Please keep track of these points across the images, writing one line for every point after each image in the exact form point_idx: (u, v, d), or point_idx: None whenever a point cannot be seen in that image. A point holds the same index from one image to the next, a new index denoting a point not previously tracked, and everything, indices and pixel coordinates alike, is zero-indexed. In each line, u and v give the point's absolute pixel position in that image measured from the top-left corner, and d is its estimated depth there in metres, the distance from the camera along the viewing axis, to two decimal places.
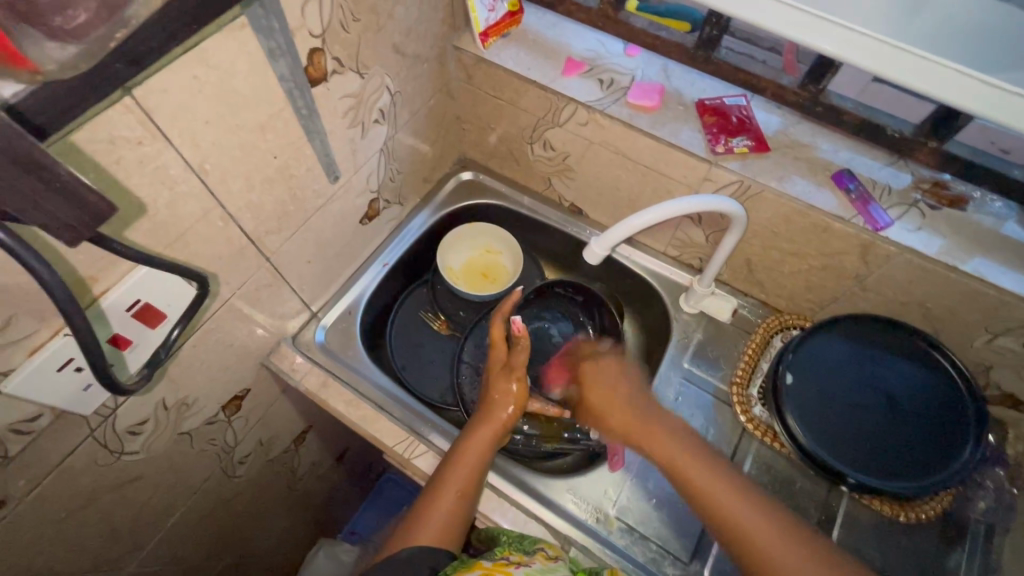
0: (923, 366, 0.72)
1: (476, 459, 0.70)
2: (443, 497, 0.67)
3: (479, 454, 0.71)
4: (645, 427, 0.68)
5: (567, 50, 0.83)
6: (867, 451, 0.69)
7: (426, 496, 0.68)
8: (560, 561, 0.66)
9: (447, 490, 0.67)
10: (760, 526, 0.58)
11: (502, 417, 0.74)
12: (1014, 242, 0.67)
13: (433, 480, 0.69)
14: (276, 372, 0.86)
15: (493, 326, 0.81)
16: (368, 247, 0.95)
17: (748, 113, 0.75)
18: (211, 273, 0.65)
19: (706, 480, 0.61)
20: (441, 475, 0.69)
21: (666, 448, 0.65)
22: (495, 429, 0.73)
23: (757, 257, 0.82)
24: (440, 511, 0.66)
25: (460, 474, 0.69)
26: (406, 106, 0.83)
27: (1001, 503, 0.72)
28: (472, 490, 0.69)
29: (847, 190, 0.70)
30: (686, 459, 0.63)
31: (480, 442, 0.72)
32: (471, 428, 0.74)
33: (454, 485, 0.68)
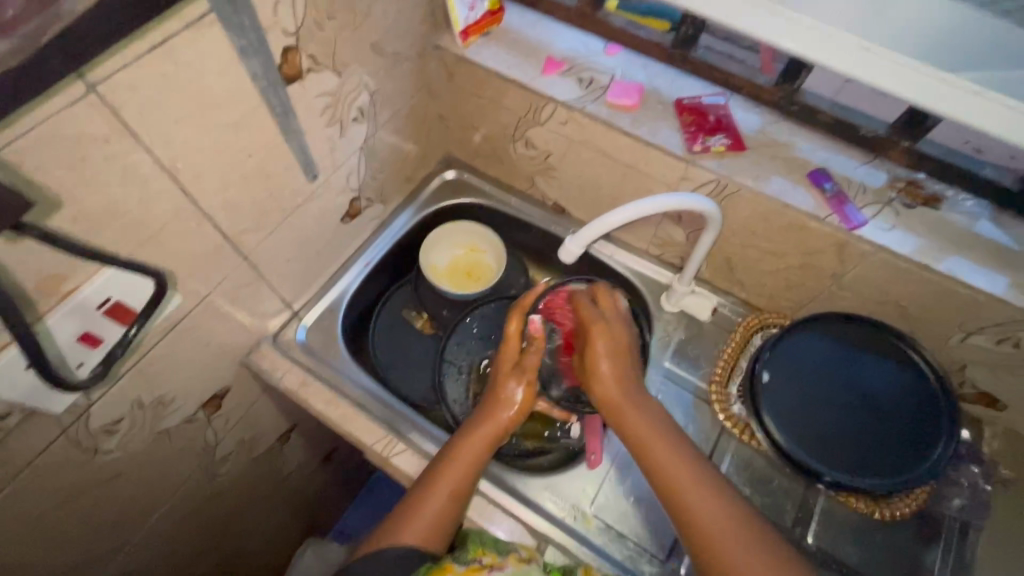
0: (900, 364, 0.73)
1: (472, 457, 0.69)
2: (435, 493, 0.66)
3: (476, 453, 0.69)
4: (634, 413, 0.66)
5: (547, 49, 0.83)
6: (842, 449, 0.70)
7: (417, 490, 0.67)
8: (533, 564, 0.67)
9: (439, 486, 0.67)
10: (729, 526, 0.58)
11: (503, 419, 0.71)
12: (988, 242, 0.67)
13: (425, 474, 0.68)
14: (256, 371, 0.86)
15: (510, 321, 0.75)
16: (350, 246, 0.95)
17: (725, 112, 0.75)
18: (172, 278, 0.63)
19: (681, 475, 0.62)
20: (433, 471, 0.68)
21: (649, 437, 0.64)
22: (495, 430, 0.71)
23: (736, 256, 0.82)
24: (430, 508, 0.65)
25: (454, 470, 0.68)
26: (387, 104, 0.83)
27: (976, 500, 0.73)
28: (464, 488, 0.68)
29: (823, 189, 0.70)
30: (666, 452, 0.63)
31: (477, 441, 0.69)
32: (470, 426, 0.71)
33: (449, 483, 0.67)
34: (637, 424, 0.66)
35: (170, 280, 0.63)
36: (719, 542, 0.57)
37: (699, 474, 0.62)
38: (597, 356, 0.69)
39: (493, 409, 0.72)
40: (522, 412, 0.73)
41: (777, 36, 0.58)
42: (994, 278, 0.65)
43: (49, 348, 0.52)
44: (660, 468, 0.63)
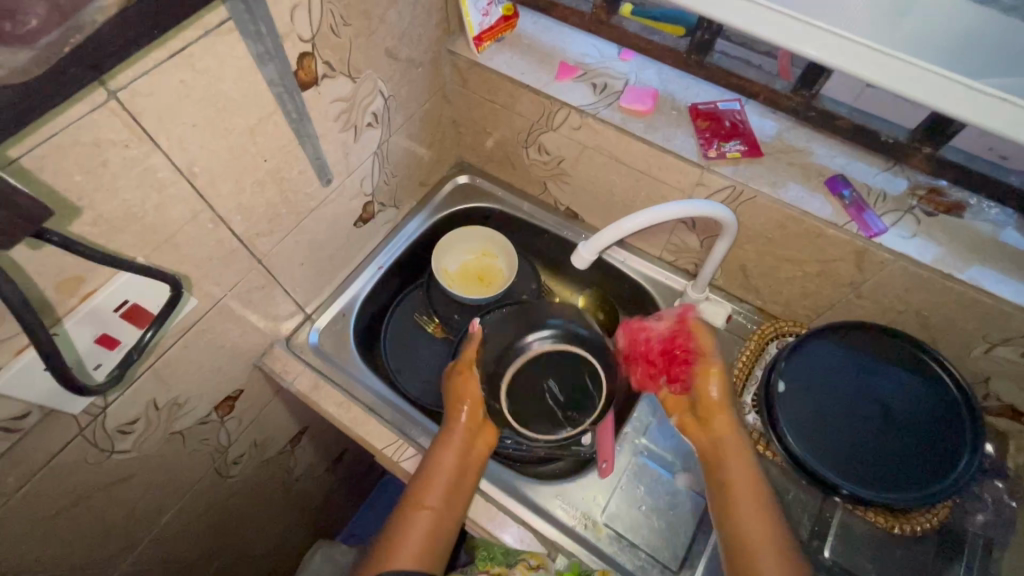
0: (921, 374, 0.71)
1: (440, 494, 0.68)
2: (409, 533, 0.65)
3: (444, 484, 0.68)
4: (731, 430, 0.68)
5: (561, 55, 0.83)
6: (860, 462, 0.68)
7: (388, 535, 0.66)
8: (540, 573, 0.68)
9: (412, 528, 0.65)
10: (767, 539, 0.61)
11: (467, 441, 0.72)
12: (1015, 251, 0.65)
13: (399, 514, 0.67)
14: (269, 373, 0.86)
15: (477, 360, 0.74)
16: (362, 250, 0.95)
17: (741, 118, 0.74)
18: (183, 275, 0.63)
19: (744, 488, 0.64)
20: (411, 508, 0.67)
21: (729, 452, 0.67)
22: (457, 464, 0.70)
23: (752, 263, 0.81)
24: (416, 536, 0.64)
25: (425, 503, 0.67)
26: (401, 110, 0.84)
27: (1001, 517, 0.71)
28: (444, 514, 0.67)
29: (841, 196, 0.69)
30: (741, 468, 0.65)
31: (444, 472, 0.69)
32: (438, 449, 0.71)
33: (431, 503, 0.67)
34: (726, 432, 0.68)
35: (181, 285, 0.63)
36: (752, 548, 0.60)
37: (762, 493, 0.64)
38: (709, 387, 0.70)
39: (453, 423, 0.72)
40: (473, 422, 0.73)
41: (796, 42, 0.57)
42: (1019, 287, 0.63)
43: (68, 350, 0.53)
44: (733, 479, 0.65)
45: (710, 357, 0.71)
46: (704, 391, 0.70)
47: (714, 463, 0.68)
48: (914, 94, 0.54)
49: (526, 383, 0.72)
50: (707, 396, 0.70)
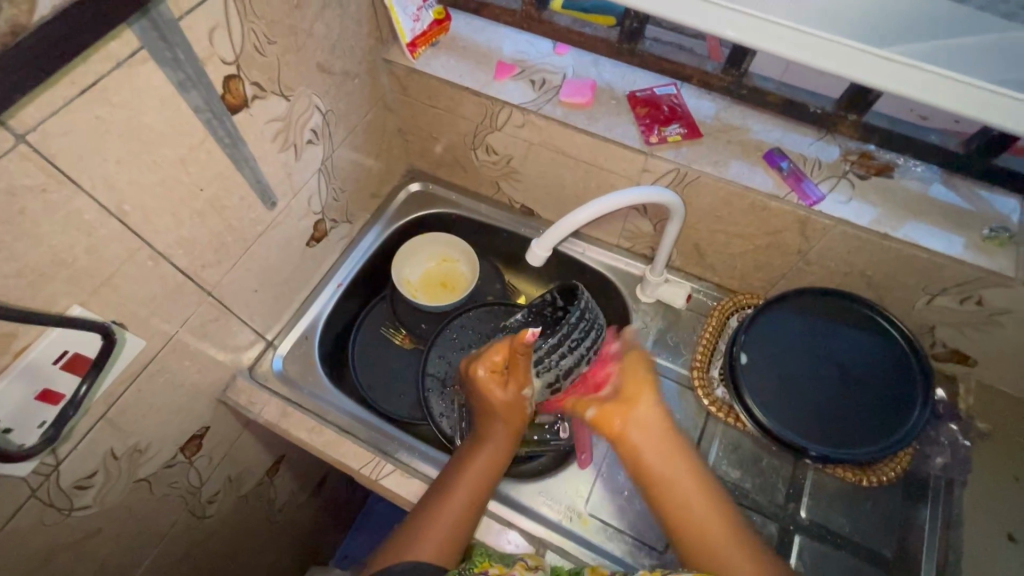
0: (870, 332, 0.74)
1: (469, 487, 0.65)
2: (437, 523, 0.62)
3: (480, 479, 0.66)
4: (663, 447, 0.60)
5: (496, 54, 0.83)
6: (822, 422, 0.71)
7: (414, 524, 0.62)
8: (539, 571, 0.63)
9: (439, 516, 0.62)
10: (737, 551, 0.55)
11: (508, 437, 0.68)
12: (944, 205, 0.68)
13: (428, 499, 0.65)
14: (234, 407, 0.84)
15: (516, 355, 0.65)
16: (319, 269, 0.94)
17: (678, 101, 0.76)
18: (122, 323, 0.60)
19: (695, 503, 0.58)
20: (441, 490, 0.65)
21: (678, 467, 0.60)
22: (494, 462, 0.67)
23: (704, 241, 0.83)
24: (443, 526, 0.62)
25: (457, 496, 0.64)
26: (341, 123, 0.82)
27: (959, 457, 0.75)
28: (477, 506, 0.65)
29: (780, 168, 0.71)
30: (684, 483, 0.59)
31: (475, 468, 0.66)
32: (477, 442, 0.68)
33: (462, 491, 0.64)
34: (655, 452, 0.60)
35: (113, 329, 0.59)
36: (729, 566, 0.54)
37: (725, 507, 0.58)
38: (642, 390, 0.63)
39: (494, 421, 0.68)
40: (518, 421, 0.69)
41: (715, 24, 0.58)
42: (951, 240, 0.66)
43: (8, 409, 0.51)
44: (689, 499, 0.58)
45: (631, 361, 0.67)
46: (638, 406, 0.62)
47: (651, 482, 0.60)
48: (827, 68, 0.57)
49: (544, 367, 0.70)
50: (647, 417, 0.62)
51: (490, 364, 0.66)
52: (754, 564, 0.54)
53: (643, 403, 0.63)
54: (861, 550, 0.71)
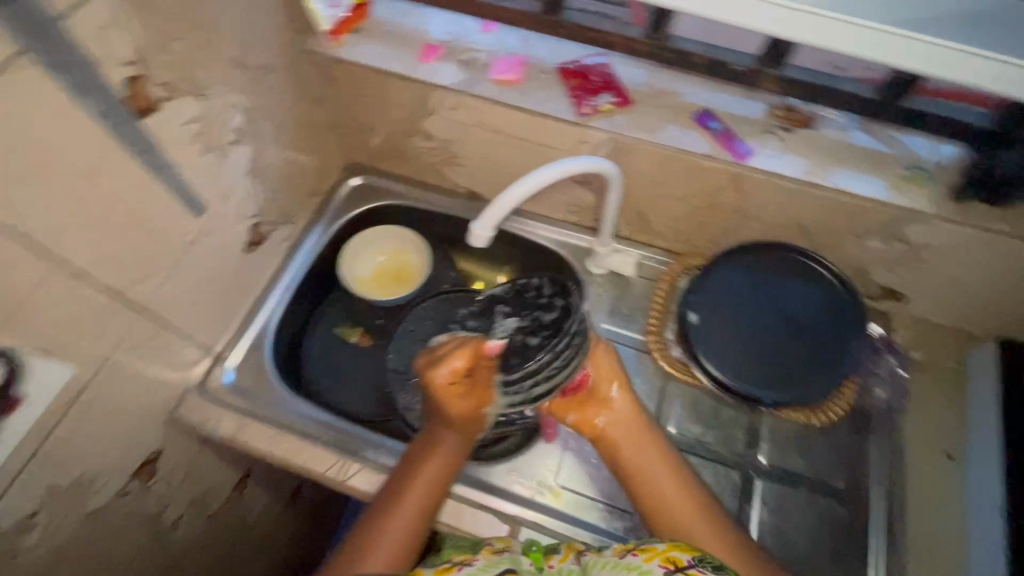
0: (809, 278, 0.77)
1: (408, 512, 0.63)
2: (387, 529, 0.61)
3: (420, 501, 0.64)
4: (638, 437, 0.68)
5: (421, 36, 0.81)
6: (772, 370, 0.74)
7: (363, 533, 0.61)
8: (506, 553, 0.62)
9: (375, 546, 0.60)
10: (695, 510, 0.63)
11: (451, 457, 0.66)
12: (863, 150, 0.71)
13: (363, 526, 0.62)
14: (187, 426, 0.80)
15: (474, 361, 0.62)
16: (263, 274, 0.90)
17: (607, 71, 0.76)
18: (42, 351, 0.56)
19: (669, 484, 0.65)
20: (377, 516, 0.62)
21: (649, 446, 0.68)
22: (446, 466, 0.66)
23: (647, 208, 0.84)
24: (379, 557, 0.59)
25: (409, 502, 0.63)
26: (266, 120, 0.79)
27: (898, 388, 0.79)
28: (429, 511, 0.64)
29: (710, 129, 0.72)
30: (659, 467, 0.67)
31: (430, 471, 0.65)
32: (415, 462, 0.66)
33: (401, 516, 0.62)
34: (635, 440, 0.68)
35: (17, 359, 0.53)
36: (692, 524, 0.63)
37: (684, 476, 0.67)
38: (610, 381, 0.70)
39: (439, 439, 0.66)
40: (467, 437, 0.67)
41: None
42: (873, 183, 0.69)
43: None
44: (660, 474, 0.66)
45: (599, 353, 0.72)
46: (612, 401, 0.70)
47: (628, 470, 0.68)
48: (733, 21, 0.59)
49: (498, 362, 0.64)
50: (626, 411, 0.69)
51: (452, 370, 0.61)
52: (707, 522, 0.63)
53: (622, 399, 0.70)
54: (817, 486, 0.75)
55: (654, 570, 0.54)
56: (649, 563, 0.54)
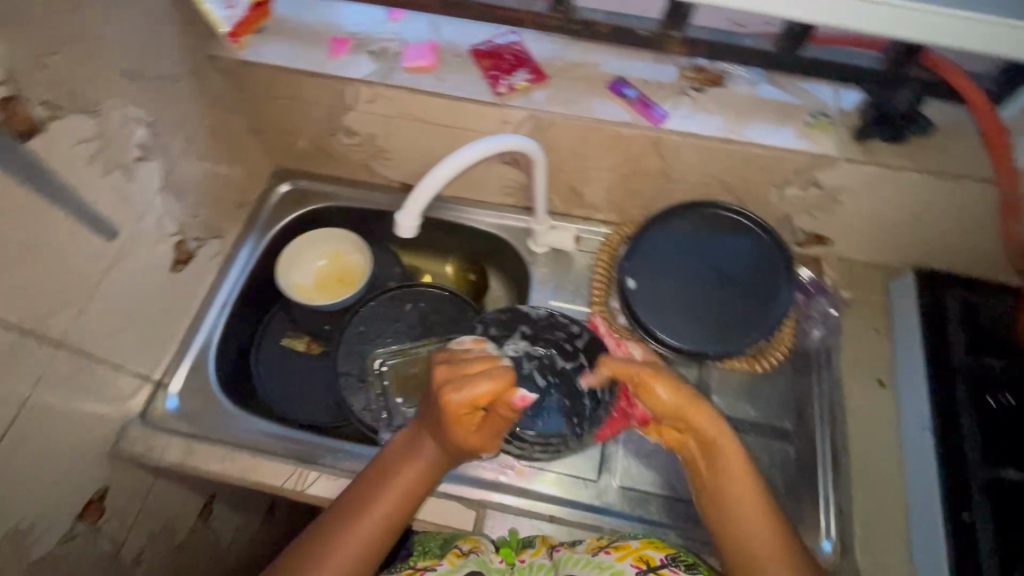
0: (736, 232, 0.79)
1: (385, 508, 0.62)
2: (355, 532, 0.60)
3: (398, 499, 0.63)
4: (717, 457, 0.61)
5: (328, 30, 0.79)
6: (712, 324, 0.76)
7: (330, 531, 0.60)
8: (471, 554, 0.65)
9: (346, 539, 0.59)
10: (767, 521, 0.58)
11: (438, 466, 0.66)
12: (772, 102, 0.73)
13: (336, 517, 0.61)
14: (133, 459, 0.77)
15: (503, 394, 0.61)
16: (197, 293, 0.87)
17: (520, 48, 0.76)
18: None
19: (744, 511, 0.58)
20: (351, 508, 0.62)
21: (727, 455, 0.61)
22: (423, 479, 0.65)
23: (578, 182, 0.85)
24: (347, 549, 0.59)
25: (382, 508, 0.62)
26: (174, 132, 0.75)
27: (830, 326, 0.83)
28: (398, 524, 0.63)
29: (625, 97, 0.73)
30: (737, 492, 0.59)
31: (412, 474, 0.65)
32: (399, 462, 0.65)
33: (376, 512, 0.61)
34: (713, 459, 0.61)
35: None
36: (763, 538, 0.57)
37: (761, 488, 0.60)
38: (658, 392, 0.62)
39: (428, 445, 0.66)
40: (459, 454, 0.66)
41: None
42: (783, 133, 0.71)
43: None
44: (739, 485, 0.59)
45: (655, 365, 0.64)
46: (687, 412, 0.62)
47: (705, 488, 0.62)
48: None
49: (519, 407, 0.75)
50: (704, 424, 0.61)
51: (474, 397, 0.60)
52: (777, 536, 0.57)
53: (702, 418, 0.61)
54: (765, 429, 0.78)
55: (625, 569, 0.59)
56: (622, 563, 0.60)
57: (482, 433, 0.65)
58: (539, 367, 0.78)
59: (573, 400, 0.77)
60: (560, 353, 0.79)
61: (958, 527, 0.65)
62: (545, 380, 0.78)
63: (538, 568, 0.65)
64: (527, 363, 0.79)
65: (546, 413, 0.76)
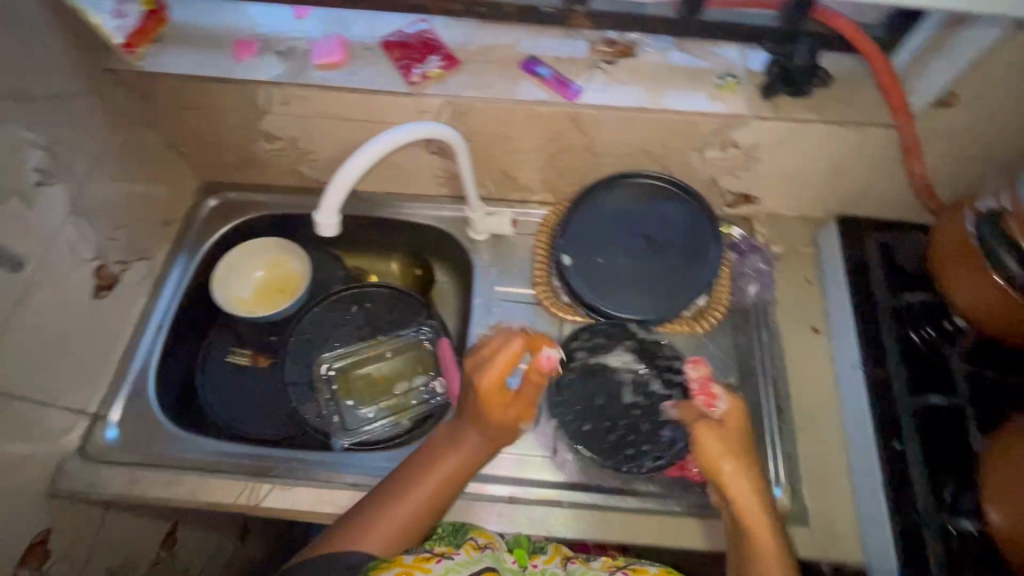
0: (663, 199, 0.81)
1: (432, 486, 0.65)
2: (404, 507, 0.63)
3: (445, 478, 0.66)
4: (757, 524, 0.57)
5: (232, 33, 0.77)
6: (648, 291, 0.78)
7: (375, 510, 0.63)
8: (489, 550, 0.62)
9: (397, 512, 0.63)
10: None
11: (484, 448, 0.70)
12: (683, 68, 0.75)
13: (385, 490, 0.65)
14: (75, 496, 0.74)
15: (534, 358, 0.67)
16: (128, 319, 0.84)
17: (430, 35, 0.75)
18: None
19: None
20: (400, 484, 0.65)
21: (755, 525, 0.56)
22: (468, 460, 0.68)
23: (508, 165, 0.85)
24: (397, 520, 0.62)
25: (427, 485, 0.65)
26: (78, 154, 0.72)
27: (766, 281, 0.85)
28: (440, 504, 0.66)
29: (539, 75, 0.73)
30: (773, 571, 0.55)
31: (459, 454, 0.68)
32: (446, 443, 0.69)
33: (424, 489, 0.65)
34: (750, 528, 0.57)
35: None
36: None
37: (788, 571, 0.55)
38: (721, 460, 0.58)
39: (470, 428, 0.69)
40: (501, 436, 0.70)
41: None
42: (695, 98, 0.73)
43: None
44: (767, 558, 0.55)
45: (738, 436, 0.60)
46: (723, 477, 0.58)
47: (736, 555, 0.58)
48: None
49: (596, 429, 0.75)
50: (737, 492, 0.57)
51: (508, 369, 0.66)
52: None
53: (745, 490, 0.58)
54: None
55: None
56: None
57: (521, 408, 0.70)
58: (634, 386, 0.77)
59: (647, 424, 0.75)
60: (660, 380, 0.78)
61: (891, 455, 0.69)
62: (637, 399, 0.77)
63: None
64: (624, 379, 0.78)
65: (610, 425, 0.75)
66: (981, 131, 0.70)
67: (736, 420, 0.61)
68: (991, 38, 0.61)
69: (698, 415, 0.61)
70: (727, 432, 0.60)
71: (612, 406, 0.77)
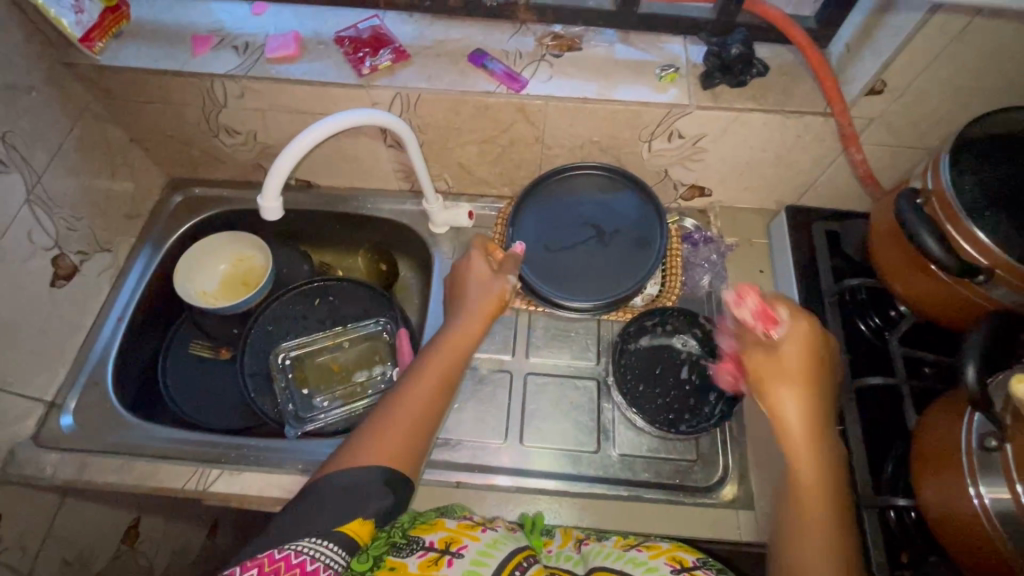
0: (609, 192, 0.83)
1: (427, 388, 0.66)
2: (406, 411, 0.63)
3: (436, 378, 0.67)
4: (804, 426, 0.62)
5: (191, 30, 0.79)
6: (594, 279, 0.79)
7: (376, 421, 0.62)
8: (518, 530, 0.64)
9: (397, 415, 0.62)
10: (819, 486, 0.59)
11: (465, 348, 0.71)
12: (627, 61, 0.77)
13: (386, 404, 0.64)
14: (25, 483, 0.74)
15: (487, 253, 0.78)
16: (89, 311, 0.85)
17: (382, 30, 0.78)
18: None
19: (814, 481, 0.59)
20: (399, 394, 0.65)
21: (793, 437, 0.62)
22: (465, 344, 0.72)
23: (464, 157, 0.87)
24: (400, 425, 0.61)
25: (422, 390, 0.65)
26: (36, 144, 0.74)
27: (717, 270, 0.86)
28: (436, 406, 0.65)
29: (486, 67, 0.76)
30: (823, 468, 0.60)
31: (445, 359, 0.69)
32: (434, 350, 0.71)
33: (420, 395, 0.65)
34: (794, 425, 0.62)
35: None
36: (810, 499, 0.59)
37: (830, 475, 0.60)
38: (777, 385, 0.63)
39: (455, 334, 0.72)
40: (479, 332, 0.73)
41: None
42: (638, 87, 0.75)
43: None
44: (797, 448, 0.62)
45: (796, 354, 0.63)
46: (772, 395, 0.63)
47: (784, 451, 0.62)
48: None
49: (645, 398, 0.77)
50: (777, 402, 0.63)
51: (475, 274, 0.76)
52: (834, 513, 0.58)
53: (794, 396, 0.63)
54: None
55: (660, 565, 0.57)
56: (655, 560, 0.58)
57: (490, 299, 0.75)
58: (689, 364, 0.79)
59: (696, 400, 0.77)
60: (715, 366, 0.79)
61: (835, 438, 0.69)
62: (691, 376, 0.79)
63: (566, 559, 0.62)
64: (676, 354, 0.80)
65: (659, 393, 0.78)
66: (915, 117, 0.71)
67: (798, 343, 0.63)
68: (910, 24, 0.63)
69: (763, 348, 0.64)
70: (783, 364, 0.63)
71: (667, 376, 0.79)
